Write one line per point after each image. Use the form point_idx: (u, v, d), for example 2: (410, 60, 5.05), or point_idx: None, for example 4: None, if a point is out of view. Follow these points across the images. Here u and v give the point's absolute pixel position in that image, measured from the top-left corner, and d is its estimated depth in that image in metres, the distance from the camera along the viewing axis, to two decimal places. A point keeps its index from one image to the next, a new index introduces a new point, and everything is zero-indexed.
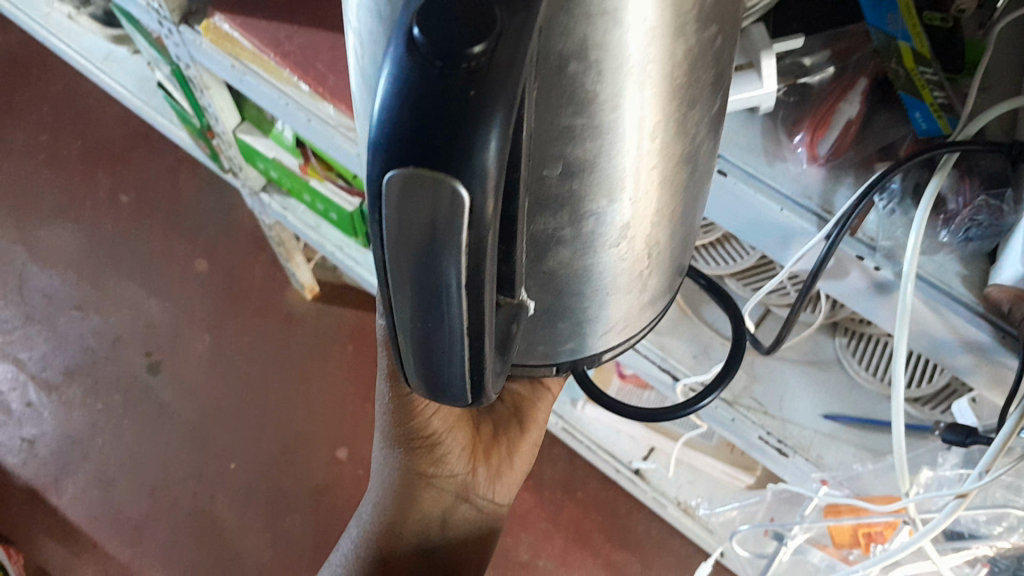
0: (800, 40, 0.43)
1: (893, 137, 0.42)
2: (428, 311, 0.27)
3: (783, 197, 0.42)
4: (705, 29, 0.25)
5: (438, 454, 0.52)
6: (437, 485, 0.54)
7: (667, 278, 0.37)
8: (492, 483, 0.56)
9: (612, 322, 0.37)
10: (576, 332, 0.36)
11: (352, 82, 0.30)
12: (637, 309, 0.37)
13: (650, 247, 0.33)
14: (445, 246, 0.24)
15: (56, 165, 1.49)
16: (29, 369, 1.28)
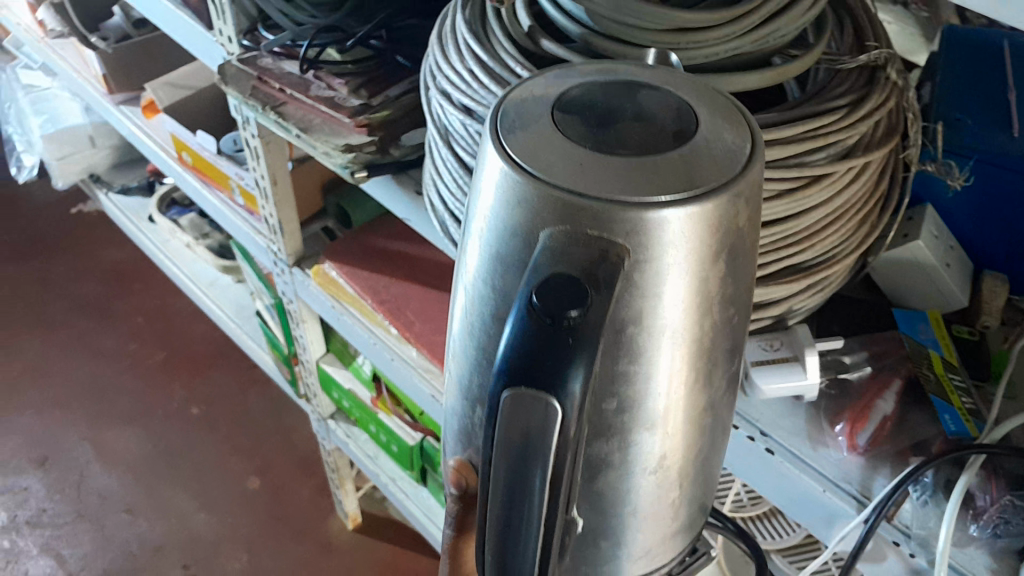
0: (839, 341, 0.49)
1: (925, 434, 0.47)
2: (510, 515, 0.30)
3: (822, 479, 0.46)
4: (725, 309, 0.33)
5: None
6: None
7: (691, 513, 0.41)
8: None
9: (640, 552, 0.41)
10: (609, 557, 0.40)
11: (454, 335, 0.37)
12: (663, 540, 0.41)
13: (677, 482, 0.38)
14: (538, 455, 0.29)
15: (138, 370, 1.60)
16: (67, 567, 1.30)
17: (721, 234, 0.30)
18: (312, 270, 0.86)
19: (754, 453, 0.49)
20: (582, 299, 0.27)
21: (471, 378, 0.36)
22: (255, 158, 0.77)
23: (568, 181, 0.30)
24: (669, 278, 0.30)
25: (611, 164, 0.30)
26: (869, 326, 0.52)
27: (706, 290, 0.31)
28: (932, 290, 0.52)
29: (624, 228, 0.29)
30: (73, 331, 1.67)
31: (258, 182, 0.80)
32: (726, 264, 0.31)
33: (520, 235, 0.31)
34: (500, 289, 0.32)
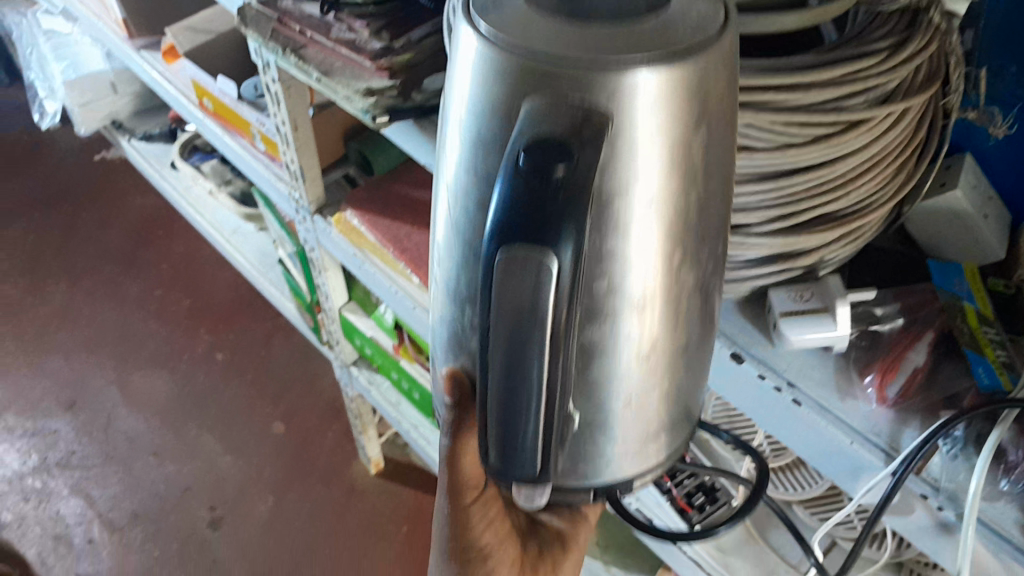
0: (871, 291, 0.48)
1: (957, 387, 0.46)
2: (510, 382, 0.31)
3: (851, 432, 0.46)
4: (708, 181, 0.33)
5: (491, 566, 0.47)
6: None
7: (683, 403, 0.42)
8: None
9: (631, 445, 0.40)
10: (605, 450, 0.40)
11: (440, 232, 0.37)
12: (652, 436, 0.41)
13: (666, 367, 0.37)
14: (534, 319, 0.29)
15: (163, 317, 1.61)
16: (97, 507, 1.33)
17: (702, 96, 0.30)
18: (334, 218, 0.85)
19: (779, 404, 0.48)
20: (568, 155, 0.27)
21: (460, 272, 0.36)
22: (275, 103, 0.76)
23: (545, 47, 0.29)
24: (645, 143, 0.30)
25: (586, 31, 0.29)
26: (902, 279, 0.51)
27: (690, 158, 0.31)
28: (969, 242, 0.50)
29: (605, 91, 0.29)
30: (99, 277, 1.68)
31: (279, 128, 0.79)
32: (708, 132, 0.31)
33: (499, 108, 0.30)
34: (484, 167, 0.32)
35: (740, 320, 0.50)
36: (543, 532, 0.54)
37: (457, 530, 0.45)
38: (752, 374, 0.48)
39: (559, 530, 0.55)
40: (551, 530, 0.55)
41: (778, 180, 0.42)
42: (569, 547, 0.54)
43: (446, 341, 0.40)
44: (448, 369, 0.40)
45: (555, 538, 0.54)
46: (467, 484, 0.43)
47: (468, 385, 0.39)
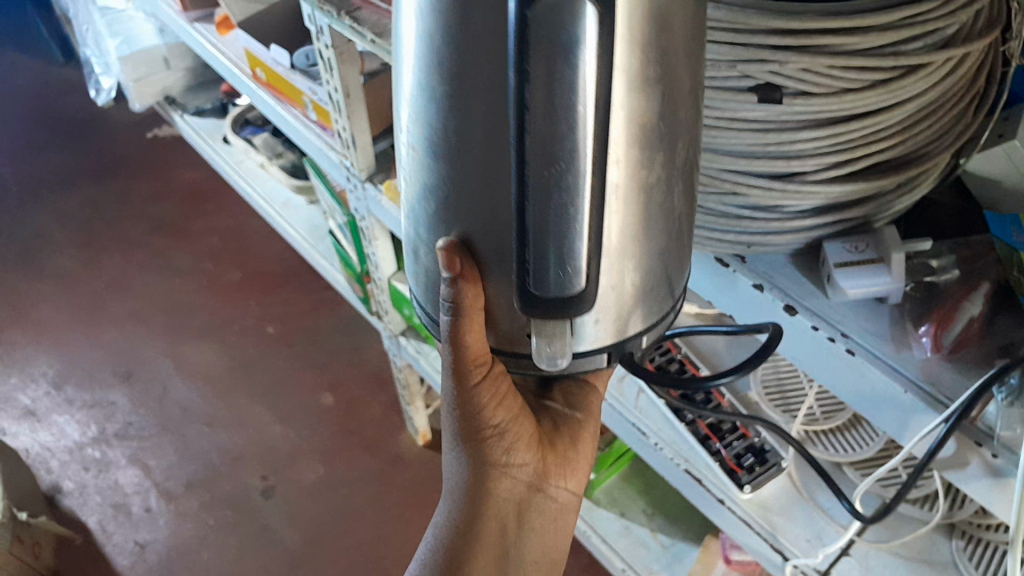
0: (927, 241, 0.48)
1: (1013, 337, 0.46)
2: (546, 174, 0.29)
3: (903, 377, 0.45)
4: None
5: (509, 442, 0.44)
6: (510, 476, 0.46)
7: (679, 249, 0.38)
8: (563, 471, 0.49)
9: (629, 297, 0.36)
10: (609, 300, 0.36)
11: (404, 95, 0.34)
12: (643, 294, 0.37)
13: (664, 186, 0.34)
14: (574, 78, 0.27)
15: (214, 291, 1.65)
16: (153, 476, 1.37)
17: None
18: (385, 186, 0.86)
19: (830, 353, 0.48)
20: None
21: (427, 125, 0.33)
22: (328, 70, 0.77)
23: None
24: None
25: None
26: (960, 233, 0.51)
27: None
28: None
29: None
30: (151, 253, 1.72)
31: (331, 96, 0.80)
32: None
33: None
34: None
35: (795, 273, 0.51)
36: (554, 411, 0.49)
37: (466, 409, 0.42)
38: (803, 323, 0.48)
39: (571, 411, 0.49)
40: (562, 410, 0.49)
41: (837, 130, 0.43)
42: (586, 426, 0.50)
43: (424, 218, 0.36)
44: (442, 245, 0.35)
45: (567, 418, 0.49)
46: (474, 358, 0.38)
47: (466, 249, 0.35)
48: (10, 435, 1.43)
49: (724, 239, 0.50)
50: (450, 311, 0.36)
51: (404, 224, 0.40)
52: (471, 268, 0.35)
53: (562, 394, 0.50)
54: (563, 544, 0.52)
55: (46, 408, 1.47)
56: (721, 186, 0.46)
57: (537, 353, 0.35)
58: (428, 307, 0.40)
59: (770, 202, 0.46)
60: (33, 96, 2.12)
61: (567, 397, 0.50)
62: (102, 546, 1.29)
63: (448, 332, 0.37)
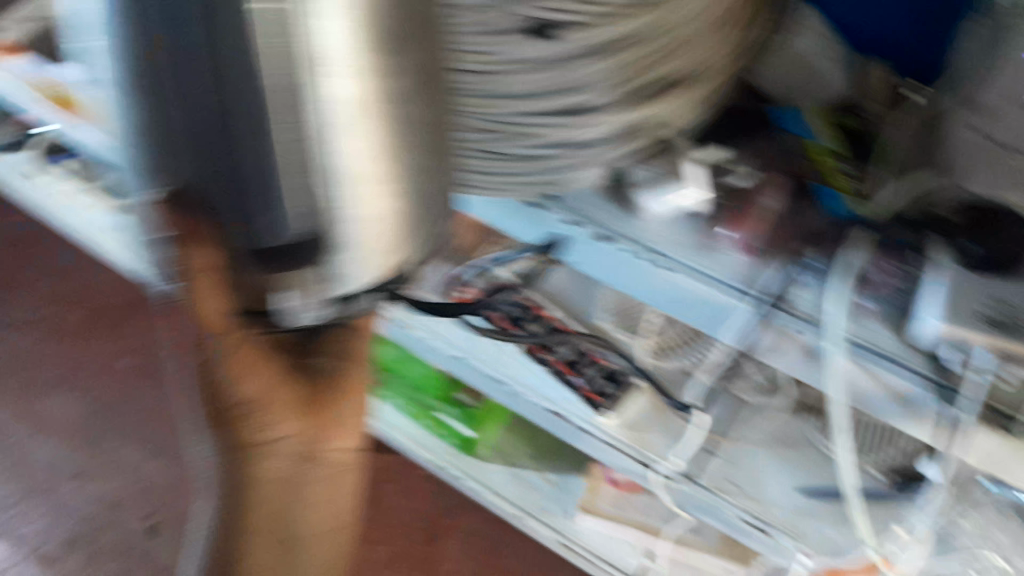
0: (723, 150, 0.50)
1: (811, 223, 0.48)
2: (248, 120, 0.32)
3: (711, 279, 0.48)
4: None
5: (259, 415, 0.45)
6: (273, 449, 0.46)
7: (433, 182, 0.41)
8: (331, 432, 0.48)
9: (386, 235, 0.38)
10: (376, 239, 0.38)
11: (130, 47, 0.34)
12: (403, 228, 0.39)
13: (398, 124, 0.36)
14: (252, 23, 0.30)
15: (53, 337, 1.53)
16: (28, 544, 1.24)
17: None
18: None
19: (648, 273, 0.49)
20: None
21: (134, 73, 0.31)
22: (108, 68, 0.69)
23: None
24: None
25: None
26: (751, 136, 0.53)
27: None
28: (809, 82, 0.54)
29: None
30: None
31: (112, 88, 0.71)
32: None
33: None
34: None
35: (605, 204, 0.51)
36: (322, 368, 0.47)
37: (210, 376, 0.44)
38: (619, 249, 0.50)
39: (339, 366, 0.48)
40: (327, 362, 0.47)
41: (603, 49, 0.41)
42: (352, 382, 0.48)
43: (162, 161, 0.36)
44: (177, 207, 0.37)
45: (334, 374, 0.48)
46: (207, 322, 0.41)
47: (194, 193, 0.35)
48: None
49: (520, 176, 0.49)
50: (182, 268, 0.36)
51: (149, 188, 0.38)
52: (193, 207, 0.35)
53: (328, 349, 0.47)
54: (349, 506, 0.52)
55: None
56: (511, 127, 0.44)
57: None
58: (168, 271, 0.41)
59: (561, 136, 0.45)
60: None
61: (335, 352, 0.47)
62: None
63: (179, 293, 0.40)
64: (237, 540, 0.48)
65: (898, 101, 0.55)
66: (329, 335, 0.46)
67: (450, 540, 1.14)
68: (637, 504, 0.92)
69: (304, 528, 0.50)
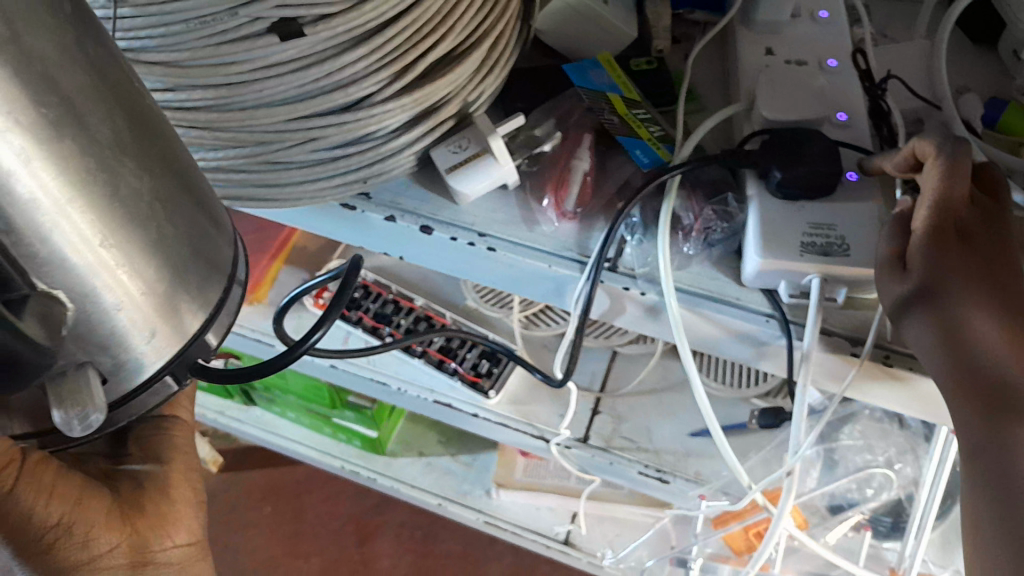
0: (522, 118, 0.46)
1: (626, 174, 0.46)
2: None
3: (540, 253, 0.45)
4: None
5: (81, 536, 0.39)
6: (98, 569, 0.40)
7: (197, 219, 0.32)
8: (164, 536, 0.44)
9: (158, 308, 0.30)
10: (146, 317, 0.30)
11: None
12: (179, 291, 0.31)
13: (126, 182, 0.27)
14: None
15: None
16: None
17: None
18: None
19: (473, 255, 0.46)
20: None
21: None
22: None
23: None
24: None
25: None
26: (550, 93, 0.49)
27: None
28: (598, 27, 0.49)
29: None
30: None
31: None
32: None
33: None
34: None
35: (421, 190, 0.48)
36: (134, 471, 0.45)
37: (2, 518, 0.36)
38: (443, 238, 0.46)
39: (149, 465, 0.45)
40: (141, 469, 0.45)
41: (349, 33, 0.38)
42: (171, 475, 0.46)
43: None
44: None
45: (148, 475, 0.45)
46: None
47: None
48: None
49: (332, 187, 0.46)
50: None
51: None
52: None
53: (139, 446, 0.46)
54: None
55: None
56: (294, 137, 0.42)
57: (65, 424, 0.29)
58: None
59: (351, 136, 0.43)
60: None
61: (146, 449, 0.46)
62: None
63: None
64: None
65: (679, 36, 0.54)
66: (134, 431, 0.47)
67: (380, 538, 1.12)
68: (550, 467, 0.93)
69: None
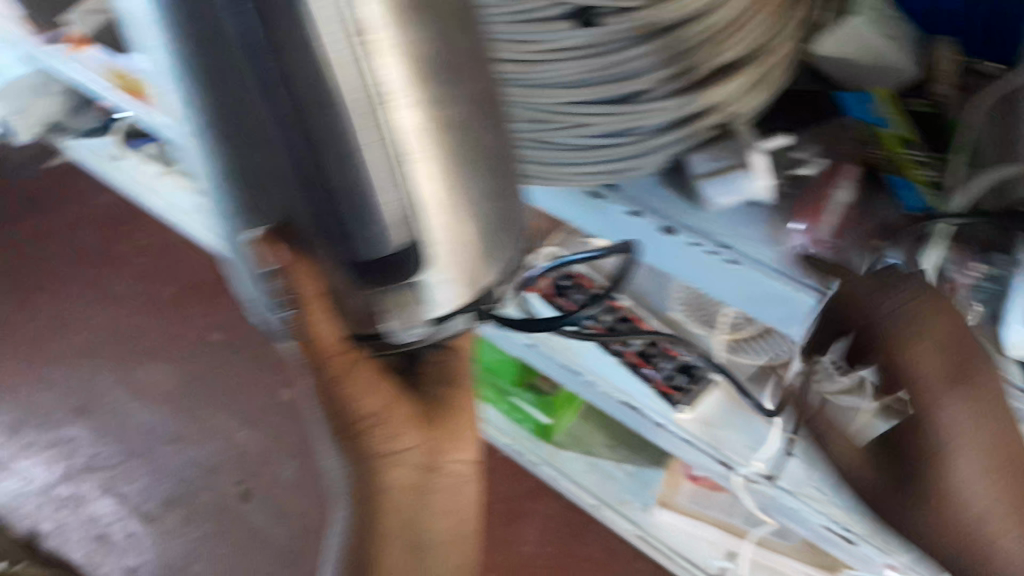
0: (787, 136, 0.46)
1: (887, 215, 0.45)
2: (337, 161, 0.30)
3: (781, 274, 0.46)
4: None
5: (389, 434, 0.41)
6: (399, 466, 0.43)
7: (509, 191, 0.36)
8: (456, 446, 0.46)
9: (473, 261, 0.35)
10: (462, 265, 0.35)
11: (183, 87, 0.33)
12: (489, 250, 0.36)
13: (473, 136, 0.32)
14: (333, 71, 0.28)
15: (156, 308, 1.57)
16: (130, 502, 1.32)
17: None
18: None
19: (713, 266, 0.48)
20: None
21: (215, 117, 0.33)
22: None
23: None
24: None
25: None
26: (818, 119, 0.49)
27: None
28: (873, 69, 0.48)
29: None
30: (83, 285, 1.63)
31: None
32: None
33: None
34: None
35: (666, 194, 0.49)
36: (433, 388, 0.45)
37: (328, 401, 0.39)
38: (685, 242, 0.48)
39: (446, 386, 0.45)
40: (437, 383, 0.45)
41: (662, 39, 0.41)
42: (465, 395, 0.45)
43: (239, 208, 0.36)
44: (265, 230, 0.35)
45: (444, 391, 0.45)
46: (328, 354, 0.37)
47: (287, 237, 0.35)
48: None
49: (587, 176, 0.47)
50: (291, 305, 0.36)
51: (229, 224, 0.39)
52: (296, 256, 0.34)
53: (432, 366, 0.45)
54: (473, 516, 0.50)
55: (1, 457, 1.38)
56: (564, 120, 0.44)
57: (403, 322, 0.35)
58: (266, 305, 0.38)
59: (617, 129, 0.43)
60: None
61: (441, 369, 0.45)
62: None
63: (292, 324, 0.36)
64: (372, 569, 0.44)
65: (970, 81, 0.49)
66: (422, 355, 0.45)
67: (527, 521, 1.15)
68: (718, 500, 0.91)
69: (436, 540, 0.48)
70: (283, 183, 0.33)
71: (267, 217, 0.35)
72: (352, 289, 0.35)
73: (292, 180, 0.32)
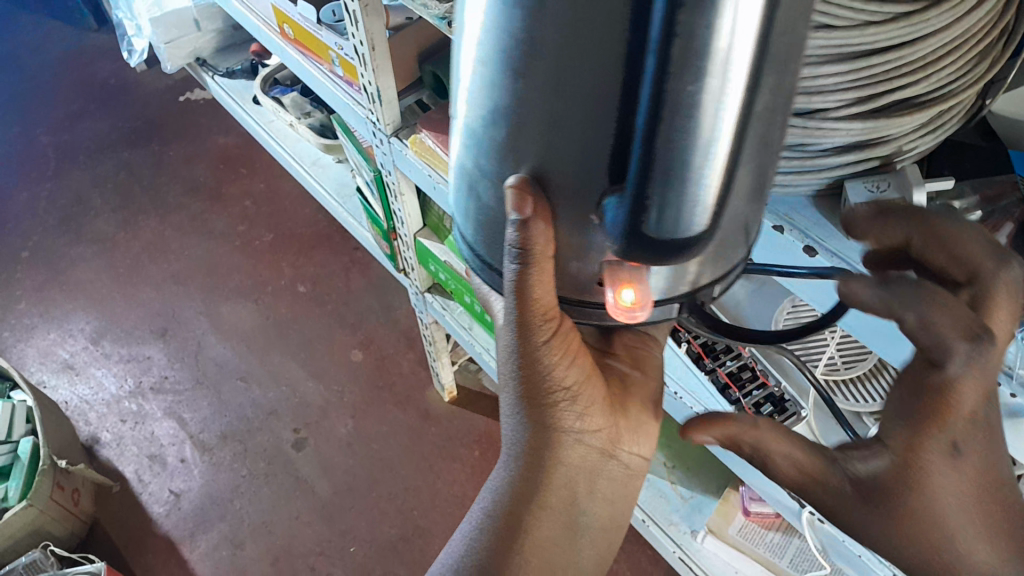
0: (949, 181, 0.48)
1: None
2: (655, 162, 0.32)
3: None
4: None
5: (578, 407, 0.45)
6: (580, 439, 0.47)
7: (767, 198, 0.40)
8: (636, 434, 0.50)
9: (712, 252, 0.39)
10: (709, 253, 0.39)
11: (474, 28, 0.34)
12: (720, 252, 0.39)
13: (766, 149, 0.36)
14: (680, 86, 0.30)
15: (248, 251, 1.63)
16: (189, 429, 1.37)
17: None
18: (410, 140, 0.82)
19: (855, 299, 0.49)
20: None
21: (501, 59, 0.34)
22: (354, 24, 0.74)
23: None
24: None
25: None
26: (980, 172, 0.50)
27: None
28: None
29: None
30: (185, 216, 1.70)
31: (357, 49, 0.77)
32: None
33: None
34: None
35: (816, 213, 0.51)
36: (621, 371, 0.51)
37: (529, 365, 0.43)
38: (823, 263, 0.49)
39: (633, 369, 0.51)
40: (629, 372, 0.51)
41: (863, 61, 0.42)
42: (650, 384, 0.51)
43: (493, 149, 0.37)
44: (511, 183, 0.36)
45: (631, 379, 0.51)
46: (543, 319, 0.40)
47: (540, 188, 0.36)
48: (49, 388, 1.43)
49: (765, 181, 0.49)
50: (518, 257, 0.37)
51: (458, 155, 0.40)
52: (545, 207, 0.36)
53: (626, 351, 0.52)
54: (628, 510, 0.53)
55: (83, 361, 1.47)
56: None
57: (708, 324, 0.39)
58: (491, 257, 0.42)
59: (794, 141, 0.46)
60: (68, 61, 2.08)
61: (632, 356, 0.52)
62: (137, 495, 1.30)
63: (515, 282, 0.38)
64: (527, 525, 0.48)
65: None
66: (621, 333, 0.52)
67: None
68: (767, 539, 0.93)
69: (592, 522, 0.50)
70: (568, 128, 0.33)
71: (515, 167, 0.36)
72: (585, 252, 0.38)
73: (572, 128, 0.33)
